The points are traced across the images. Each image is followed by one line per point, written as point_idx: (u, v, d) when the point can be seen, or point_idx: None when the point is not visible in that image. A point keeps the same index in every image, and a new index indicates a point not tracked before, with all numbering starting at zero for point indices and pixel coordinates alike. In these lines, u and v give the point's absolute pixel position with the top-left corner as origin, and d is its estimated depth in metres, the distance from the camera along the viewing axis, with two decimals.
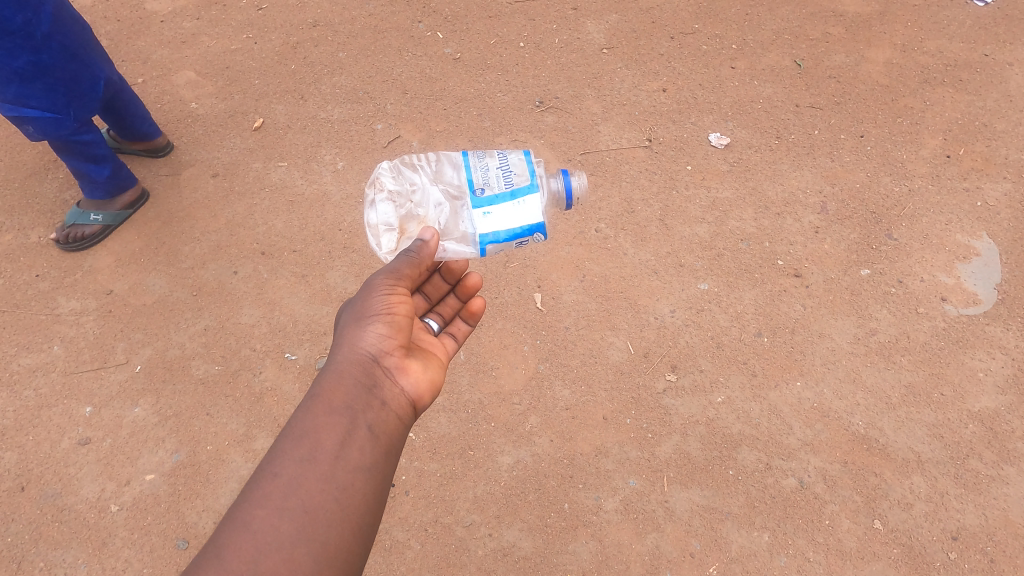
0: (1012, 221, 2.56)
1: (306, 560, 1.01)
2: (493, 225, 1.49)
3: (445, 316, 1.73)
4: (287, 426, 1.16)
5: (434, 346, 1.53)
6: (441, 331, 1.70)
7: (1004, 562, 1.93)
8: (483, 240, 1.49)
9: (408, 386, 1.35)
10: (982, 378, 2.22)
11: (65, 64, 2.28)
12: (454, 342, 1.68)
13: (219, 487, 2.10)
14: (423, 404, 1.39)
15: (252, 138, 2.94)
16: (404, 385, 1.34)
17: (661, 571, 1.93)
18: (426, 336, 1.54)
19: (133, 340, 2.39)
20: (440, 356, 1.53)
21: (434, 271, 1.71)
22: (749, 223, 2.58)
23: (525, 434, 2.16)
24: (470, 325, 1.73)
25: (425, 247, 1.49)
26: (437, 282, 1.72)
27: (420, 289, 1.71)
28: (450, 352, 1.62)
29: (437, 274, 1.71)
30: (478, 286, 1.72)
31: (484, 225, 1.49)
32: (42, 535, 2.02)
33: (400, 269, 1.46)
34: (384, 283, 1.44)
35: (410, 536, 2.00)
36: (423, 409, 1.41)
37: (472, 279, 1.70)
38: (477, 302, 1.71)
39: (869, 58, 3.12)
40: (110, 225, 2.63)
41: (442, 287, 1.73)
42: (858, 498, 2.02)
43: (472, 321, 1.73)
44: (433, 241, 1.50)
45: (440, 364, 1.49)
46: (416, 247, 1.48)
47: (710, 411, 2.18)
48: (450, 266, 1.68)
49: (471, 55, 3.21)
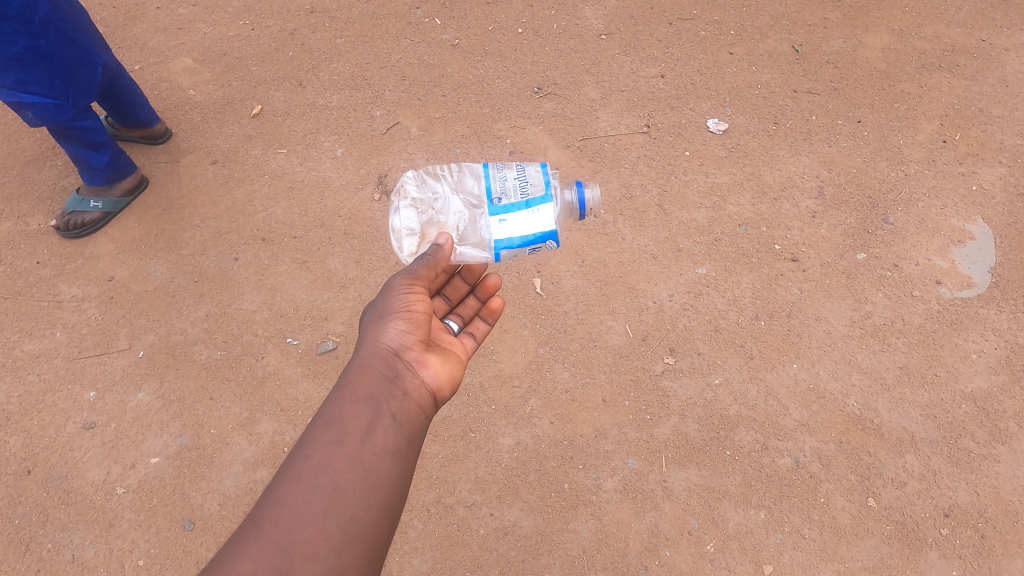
0: (1007, 205, 2.59)
1: (337, 532, 1.03)
2: (508, 231, 1.53)
3: (465, 317, 1.74)
4: (315, 414, 1.19)
5: (454, 343, 1.53)
6: (461, 330, 1.70)
7: (995, 537, 1.97)
8: (498, 246, 1.54)
9: (428, 378, 1.36)
10: (975, 360, 2.25)
11: (62, 50, 2.27)
12: (474, 340, 1.66)
13: (223, 469, 2.13)
14: (444, 396, 1.40)
15: (251, 125, 2.94)
16: (424, 377, 1.36)
17: (659, 549, 1.97)
18: (445, 333, 1.54)
19: (136, 326, 2.40)
20: (460, 352, 1.53)
21: (454, 274, 1.73)
22: (747, 208, 2.60)
23: (525, 416, 2.19)
24: (489, 324, 1.72)
25: (440, 251, 1.52)
26: (457, 284, 1.74)
27: (440, 291, 1.73)
28: (469, 350, 1.60)
29: (457, 276, 1.73)
30: (498, 286, 1.75)
31: (500, 231, 1.53)
32: (49, 517, 2.05)
33: (418, 269, 1.48)
34: (402, 282, 1.46)
35: (413, 516, 2.03)
36: (444, 402, 1.41)
37: (492, 280, 1.74)
38: (496, 301, 1.72)
39: (867, 43, 3.13)
40: (110, 212, 2.63)
41: (462, 289, 1.75)
42: (852, 477, 2.06)
43: (491, 319, 1.73)
44: (449, 245, 1.53)
45: (460, 359, 1.50)
46: (433, 251, 1.51)
47: (707, 393, 2.21)
48: (471, 268, 1.69)
49: (470, 42, 3.21)
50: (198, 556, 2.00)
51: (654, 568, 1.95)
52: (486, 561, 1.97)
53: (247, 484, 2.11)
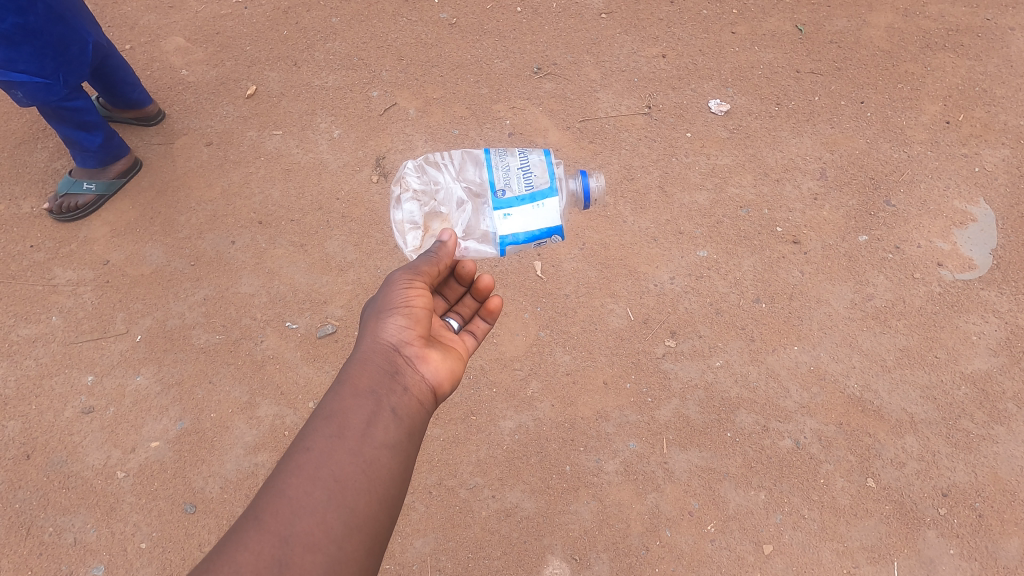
0: (1009, 186, 2.58)
1: (338, 524, 1.02)
2: (513, 227, 1.52)
3: (464, 316, 1.70)
4: (315, 408, 1.18)
5: (455, 340, 1.51)
6: (462, 329, 1.65)
7: (993, 516, 1.99)
8: (504, 242, 1.53)
9: (429, 373, 1.34)
10: (975, 341, 2.26)
11: (52, 28, 2.21)
12: (474, 339, 1.62)
13: (224, 453, 2.13)
14: (444, 392, 1.38)
15: (245, 106, 2.88)
16: (425, 373, 1.34)
17: (660, 529, 1.98)
18: (445, 330, 1.52)
19: (133, 309, 2.38)
20: (461, 349, 1.51)
21: (450, 275, 1.69)
22: (749, 189, 2.58)
23: (526, 399, 2.19)
24: (489, 324, 1.66)
25: (443, 248, 1.53)
26: (453, 285, 1.70)
27: (439, 291, 1.71)
28: (470, 347, 1.58)
29: (452, 277, 1.68)
30: (492, 286, 1.65)
31: (505, 227, 1.52)
32: (50, 501, 2.05)
33: (420, 266, 1.48)
34: (403, 277, 1.45)
35: (414, 499, 2.03)
36: (444, 398, 1.39)
37: (484, 280, 1.63)
38: (493, 300, 1.63)
39: (871, 22, 3.08)
40: (104, 195, 2.59)
41: (459, 289, 1.70)
42: (852, 458, 2.07)
43: (491, 318, 1.66)
44: (452, 242, 1.54)
45: (461, 355, 1.48)
46: (437, 248, 1.53)
47: (708, 375, 2.21)
48: (460, 272, 1.64)
49: (468, 20, 3.15)
50: (201, 538, 2.00)
51: (655, 549, 1.96)
52: (488, 542, 1.98)
53: (248, 468, 2.10)
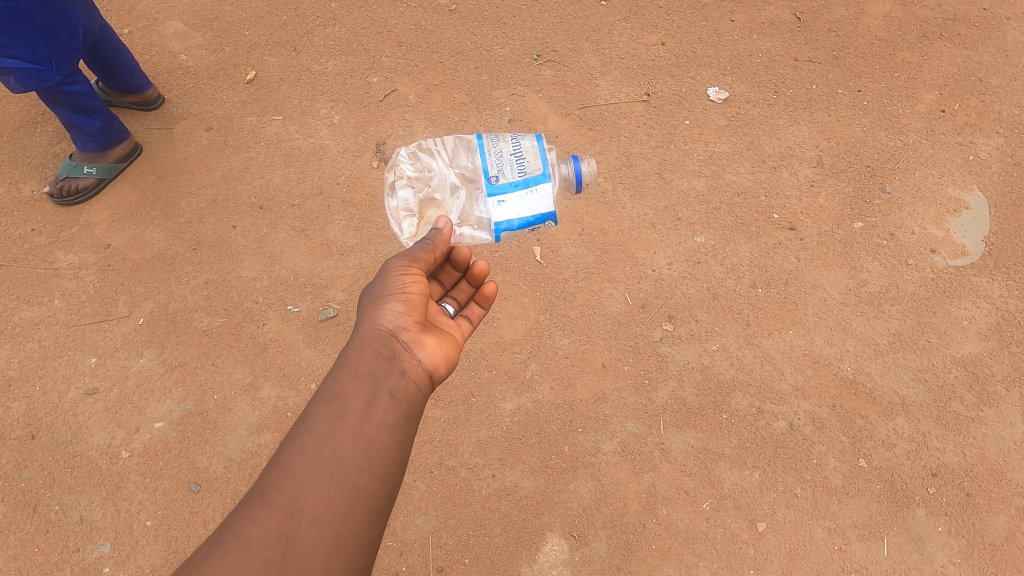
0: (1002, 174, 2.61)
1: (341, 500, 1.05)
2: (507, 213, 1.54)
3: (460, 300, 1.71)
4: (316, 391, 1.21)
5: (450, 324, 1.54)
6: (457, 314, 1.67)
7: (980, 495, 2.04)
8: (498, 228, 1.56)
9: (425, 358, 1.37)
10: (966, 326, 2.30)
11: (43, 12, 2.17)
12: (470, 324, 1.63)
13: (228, 433, 2.15)
14: (441, 376, 1.40)
15: (245, 91, 2.88)
16: (421, 357, 1.36)
17: (657, 508, 2.03)
18: (441, 315, 1.54)
19: (135, 293, 2.39)
20: (457, 334, 1.53)
21: (445, 260, 1.69)
22: (746, 176, 2.60)
23: (525, 381, 2.22)
24: (484, 309, 1.68)
25: (439, 235, 1.55)
26: (449, 270, 1.70)
27: (435, 276, 1.71)
28: (466, 332, 1.60)
29: (447, 263, 1.69)
30: (487, 272, 1.66)
31: (499, 213, 1.54)
32: (55, 480, 2.07)
33: (416, 252, 1.50)
34: (399, 264, 1.47)
35: (416, 478, 2.07)
36: (440, 382, 1.41)
37: (479, 266, 1.64)
38: (488, 286, 1.64)
39: (868, 11, 3.09)
40: (104, 179, 2.60)
41: (454, 274, 1.71)
42: (844, 439, 2.12)
43: (485, 304, 1.68)
44: (448, 229, 1.56)
45: (456, 341, 1.49)
46: (433, 235, 1.55)
47: (705, 358, 2.25)
48: (455, 258, 1.65)
49: (466, 6, 3.15)
50: (205, 517, 2.04)
51: (652, 526, 2.01)
52: (488, 520, 2.02)
53: (251, 448, 2.14)
